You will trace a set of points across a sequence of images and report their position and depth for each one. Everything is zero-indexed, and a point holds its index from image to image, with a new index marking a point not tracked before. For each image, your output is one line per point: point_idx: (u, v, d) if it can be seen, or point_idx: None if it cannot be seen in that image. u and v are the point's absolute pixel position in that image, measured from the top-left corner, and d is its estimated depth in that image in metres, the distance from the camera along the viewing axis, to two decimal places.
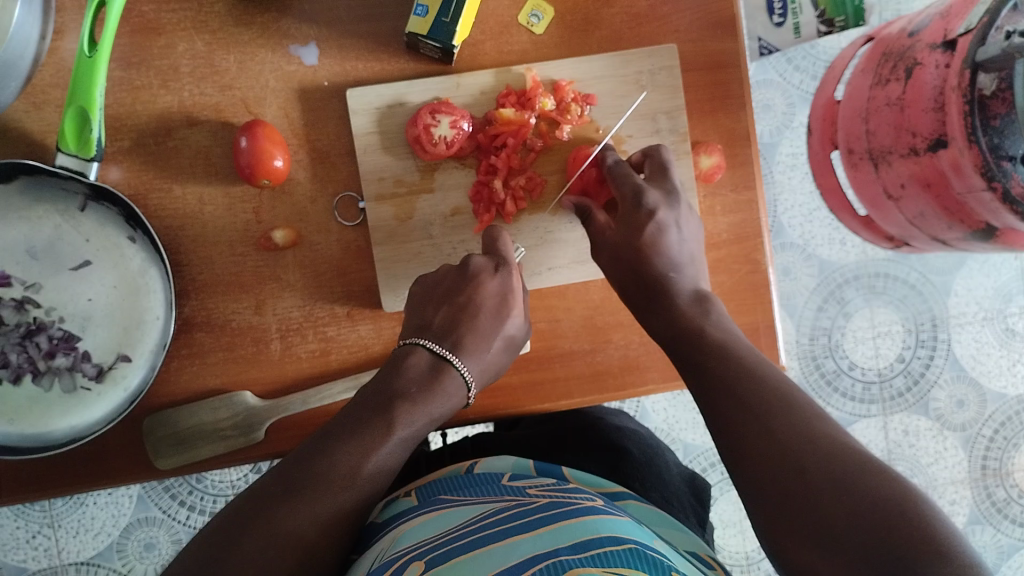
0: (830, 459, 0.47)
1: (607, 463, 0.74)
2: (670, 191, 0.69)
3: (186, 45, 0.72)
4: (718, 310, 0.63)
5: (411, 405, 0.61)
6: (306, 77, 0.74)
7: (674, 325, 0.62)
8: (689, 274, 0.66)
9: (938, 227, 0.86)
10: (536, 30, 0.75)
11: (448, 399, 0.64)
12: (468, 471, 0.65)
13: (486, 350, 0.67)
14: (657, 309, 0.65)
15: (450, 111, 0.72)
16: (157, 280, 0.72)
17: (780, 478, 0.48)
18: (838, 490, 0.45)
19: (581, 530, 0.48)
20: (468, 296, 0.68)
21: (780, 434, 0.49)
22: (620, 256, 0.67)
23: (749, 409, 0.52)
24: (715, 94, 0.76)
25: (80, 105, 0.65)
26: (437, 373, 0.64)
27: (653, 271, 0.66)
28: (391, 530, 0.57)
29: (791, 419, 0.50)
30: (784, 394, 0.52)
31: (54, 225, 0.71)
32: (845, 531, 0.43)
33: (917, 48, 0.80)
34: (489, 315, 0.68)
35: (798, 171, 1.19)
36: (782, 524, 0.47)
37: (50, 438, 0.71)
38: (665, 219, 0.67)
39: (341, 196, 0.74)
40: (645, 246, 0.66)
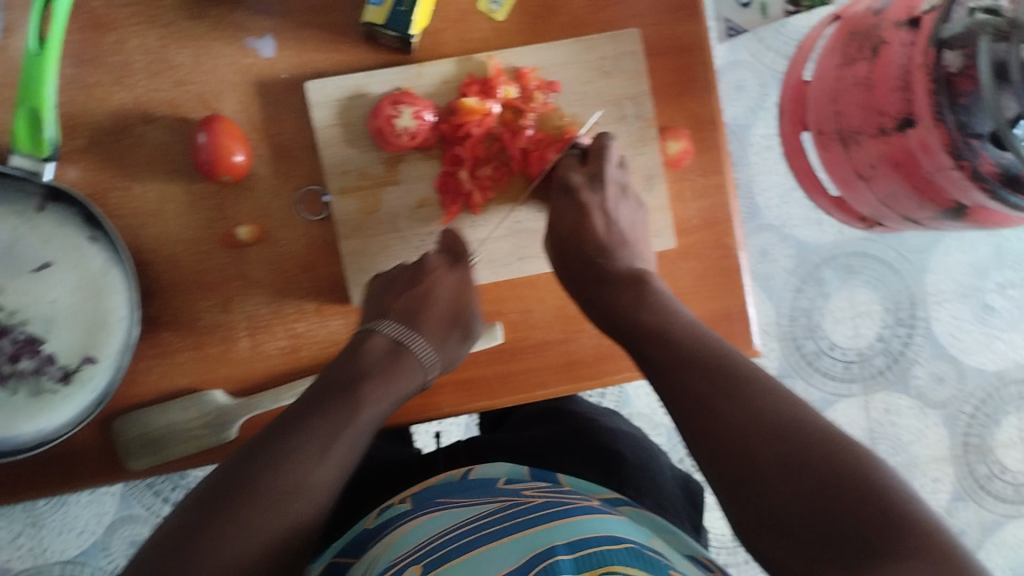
0: (774, 436, 0.46)
1: (601, 467, 0.74)
2: (597, 174, 0.71)
3: (138, 40, 0.71)
4: (654, 284, 0.64)
5: (374, 382, 0.63)
6: (263, 69, 0.73)
7: (611, 312, 0.63)
8: (619, 255, 0.69)
9: (910, 206, 0.86)
10: (498, 16, 0.74)
11: (408, 377, 0.66)
12: (462, 478, 0.64)
13: (444, 337, 0.70)
14: (595, 294, 0.66)
15: (412, 101, 0.71)
16: (119, 280, 0.71)
17: (731, 458, 0.48)
18: (789, 465, 0.45)
19: (578, 528, 0.48)
20: (427, 287, 0.70)
21: (725, 415, 0.49)
22: (556, 240, 0.70)
23: (693, 397, 0.51)
24: (681, 78, 0.76)
25: (31, 105, 0.64)
26: (396, 354, 0.67)
27: (585, 250, 0.69)
28: (385, 536, 0.57)
29: (734, 396, 0.49)
30: (731, 371, 0.51)
31: (13, 227, 0.70)
32: (804, 510, 0.44)
33: (883, 27, 0.80)
34: (447, 302, 0.70)
35: (773, 153, 1.19)
36: (747, 504, 0.46)
37: (18, 442, 0.69)
38: (589, 203, 0.70)
39: (305, 190, 0.73)
40: (573, 229, 0.70)
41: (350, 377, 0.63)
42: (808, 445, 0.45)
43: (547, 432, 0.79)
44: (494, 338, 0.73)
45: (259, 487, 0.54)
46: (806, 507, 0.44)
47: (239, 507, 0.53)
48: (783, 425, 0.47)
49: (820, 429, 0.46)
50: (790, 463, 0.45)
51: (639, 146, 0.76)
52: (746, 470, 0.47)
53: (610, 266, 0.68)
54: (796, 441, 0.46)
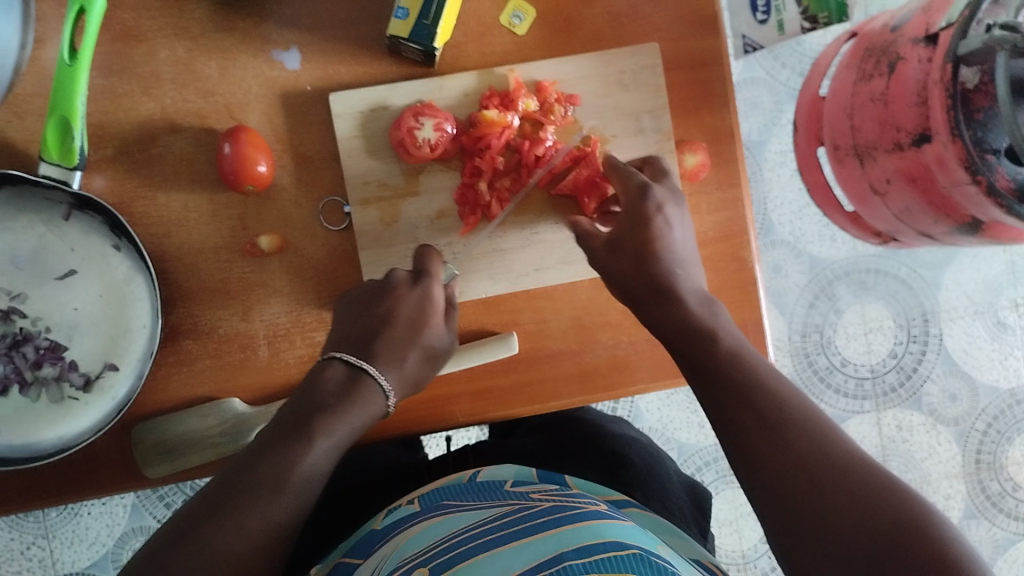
0: (838, 475, 0.47)
1: (608, 471, 0.74)
2: (676, 192, 0.68)
3: (167, 51, 0.72)
4: (722, 313, 0.61)
5: (327, 418, 0.57)
6: (289, 82, 0.74)
7: (682, 322, 0.60)
8: (692, 271, 0.65)
9: (924, 221, 0.86)
10: (518, 31, 0.75)
11: (368, 407, 0.59)
12: (470, 479, 0.64)
13: (404, 359, 0.63)
14: (662, 309, 0.62)
15: (433, 113, 0.72)
16: (143, 288, 0.72)
17: (793, 484, 0.48)
18: (857, 503, 0.45)
19: (585, 534, 0.48)
20: (388, 308, 0.64)
21: (793, 444, 0.49)
22: (625, 248, 0.65)
23: (755, 412, 0.52)
24: (699, 92, 0.76)
25: (61, 113, 0.65)
26: (352, 384, 0.59)
27: (657, 265, 0.64)
28: (394, 536, 0.58)
29: (805, 429, 0.50)
30: (783, 395, 0.52)
31: (39, 235, 0.71)
32: (863, 544, 0.44)
33: (900, 44, 0.81)
34: (408, 323, 0.64)
35: (787, 168, 1.19)
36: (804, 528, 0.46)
37: (38, 449, 0.70)
38: (670, 216, 0.66)
39: (325, 200, 0.74)
40: (647, 242, 0.64)
41: (301, 411, 0.57)
42: (868, 486, 0.46)
43: (554, 437, 0.79)
44: (509, 348, 0.73)
45: (242, 498, 0.52)
46: (868, 542, 0.44)
47: (229, 516, 0.51)
48: (853, 466, 0.47)
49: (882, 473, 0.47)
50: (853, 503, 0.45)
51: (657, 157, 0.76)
52: (809, 499, 0.47)
53: (685, 281, 0.63)
54: (846, 467, 0.47)
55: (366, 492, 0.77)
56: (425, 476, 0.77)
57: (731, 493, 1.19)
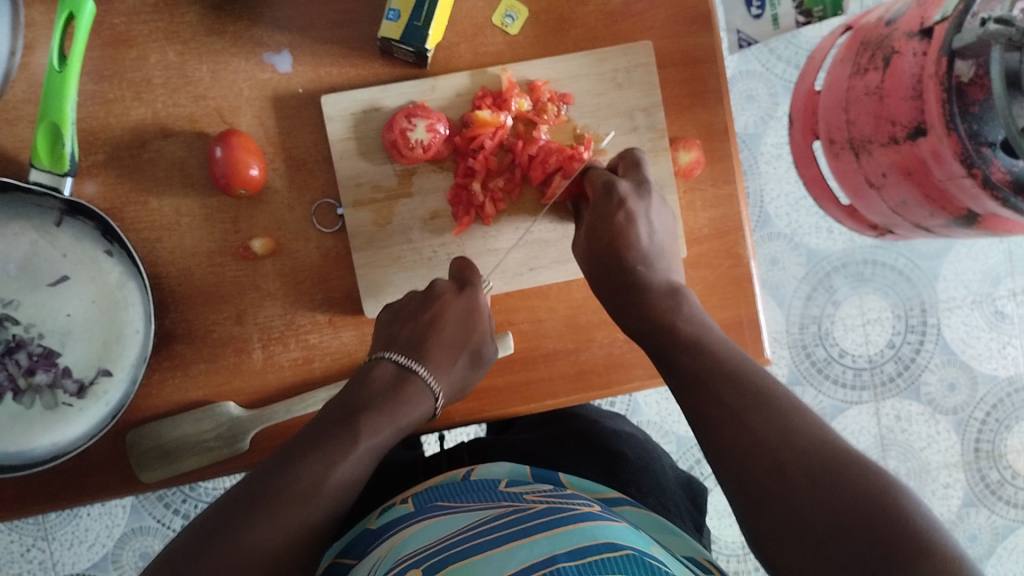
0: (799, 458, 0.46)
1: (604, 468, 0.74)
2: (642, 183, 0.69)
3: (158, 56, 0.72)
4: (689, 302, 0.62)
5: (377, 416, 0.60)
6: (280, 85, 0.73)
7: (645, 319, 0.62)
8: (657, 266, 0.67)
9: (921, 214, 0.86)
10: (511, 30, 0.74)
11: (414, 406, 0.63)
12: (464, 478, 0.65)
13: (453, 362, 0.67)
14: (631, 303, 0.64)
15: (425, 114, 0.72)
16: (135, 293, 0.71)
17: (759, 471, 0.47)
18: (820, 486, 0.45)
19: (579, 535, 0.48)
20: (434, 313, 0.68)
21: (752, 432, 0.49)
22: (595, 245, 0.67)
23: (725, 407, 0.51)
24: (692, 90, 0.76)
25: (50, 120, 0.64)
26: (401, 382, 0.64)
27: (623, 262, 0.66)
28: (389, 537, 0.58)
29: (768, 413, 0.49)
30: (759, 388, 0.51)
31: (30, 241, 0.70)
32: (828, 528, 0.43)
33: (895, 37, 0.80)
34: (455, 327, 0.67)
35: (783, 161, 1.19)
36: (771, 515, 0.46)
37: (33, 456, 0.70)
38: (635, 210, 0.67)
39: (318, 203, 0.74)
40: (614, 236, 0.66)
41: (356, 406, 0.61)
42: (829, 466, 0.45)
43: (548, 435, 0.79)
44: (506, 349, 0.73)
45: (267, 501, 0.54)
46: (837, 529, 0.43)
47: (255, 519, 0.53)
48: (814, 447, 0.47)
49: (843, 450, 0.46)
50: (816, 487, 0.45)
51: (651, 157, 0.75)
52: (774, 487, 0.46)
53: (648, 277, 0.65)
54: (817, 461, 0.46)
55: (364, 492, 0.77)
56: (421, 475, 0.77)
57: None
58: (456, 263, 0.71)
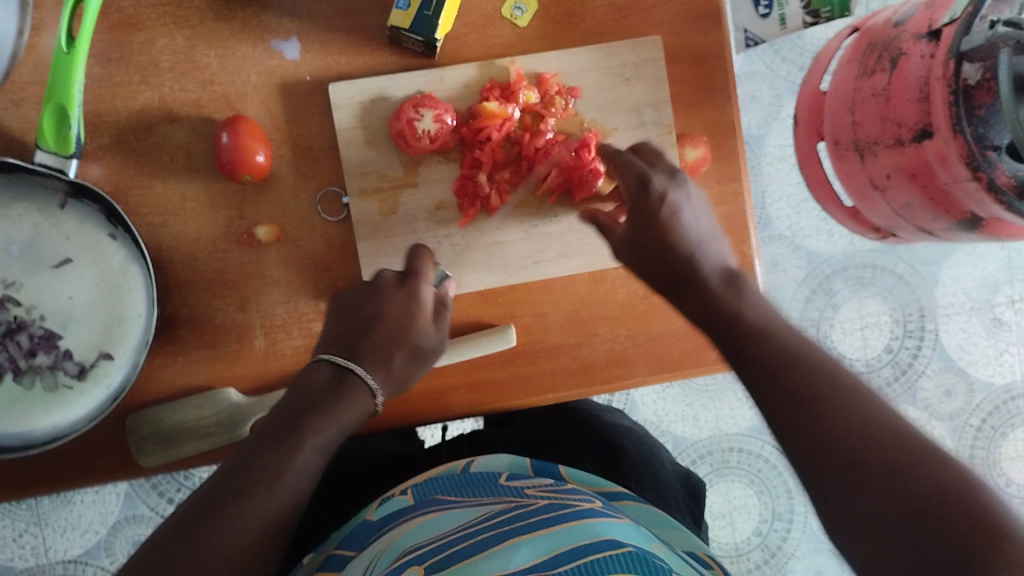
0: (872, 452, 0.46)
1: (603, 460, 0.74)
2: (675, 174, 0.66)
3: (165, 40, 0.72)
4: (751, 288, 0.60)
5: (316, 419, 0.56)
6: (288, 72, 0.73)
7: (706, 307, 0.60)
8: (711, 249, 0.64)
9: (925, 217, 0.86)
10: (520, 23, 0.74)
11: (352, 407, 0.57)
12: (463, 470, 0.64)
13: (390, 360, 0.61)
14: (692, 297, 0.62)
15: (433, 105, 0.71)
16: (139, 277, 0.71)
17: (830, 462, 0.47)
18: (893, 477, 0.44)
19: (582, 532, 0.48)
20: (374, 309, 0.62)
21: (821, 422, 0.49)
22: (641, 245, 0.65)
23: (795, 399, 0.50)
24: (700, 87, 0.76)
25: (57, 102, 0.64)
26: (335, 385, 0.58)
27: (677, 255, 0.63)
28: (389, 530, 0.57)
29: (837, 403, 0.49)
30: (829, 376, 0.50)
31: (34, 223, 0.70)
32: (901, 520, 0.43)
33: (902, 39, 0.80)
34: (394, 323, 0.62)
35: (785, 163, 1.19)
36: (845, 507, 0.46)
37: (31, 438, 0.70)
38: (677, 201, 0.64)
39: (324, 191, 0.74)
40: (662, 232, 0.64)
41: (293, 412, 0.56)
42: (905, 461, 0.44)
43: (547, 428, 0.79)
44: (506, 341, 0.73)
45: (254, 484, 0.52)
46: (914, 517, 0.43)
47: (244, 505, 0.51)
48: (888, 440, 0.46)
49: (924, 444, 0.45)
50: (887, 480, 0.44)
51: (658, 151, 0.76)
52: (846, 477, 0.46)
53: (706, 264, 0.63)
54: (893, 452, 0.45)
55: (362, 483, 0.77)
56: (421, 465, 0.77)
57: (724, 486, 1.19)
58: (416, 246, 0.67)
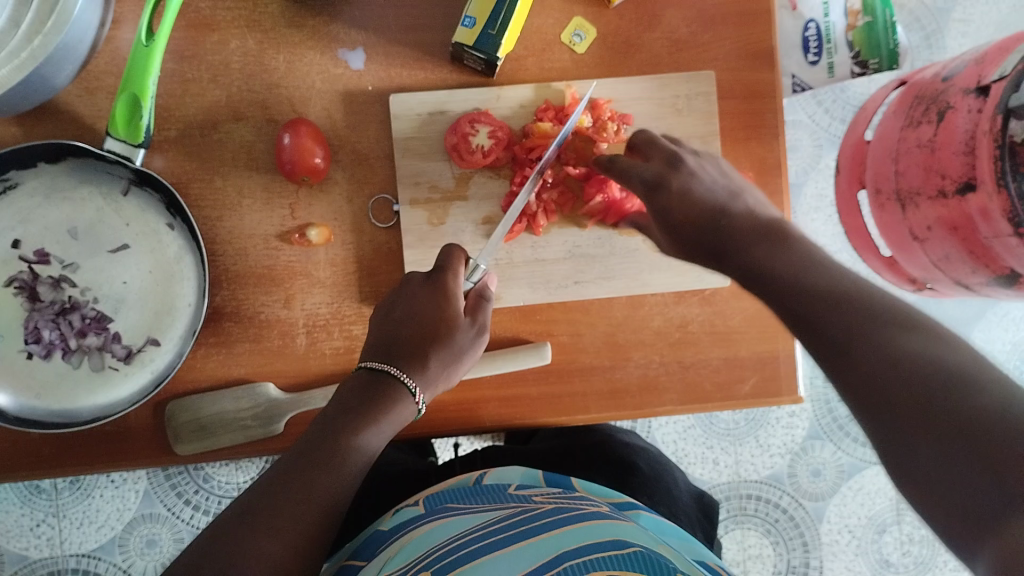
0: (910, 383, 0.43)
1: (615, 476, 0.74)
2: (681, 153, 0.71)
3: (238, 42, 0.75)
4: (791, 238, 0.62)
5: (356, 417, 0.59)
6: (352, 81, 0.76)
7: (749, 263, 0.61)
8: (738, 208, 0.67)
9: (962, 270, 0.86)
10: (578, 49, 0.77)
11: (390, 406, 0.60)
12: (477, 481, 0.64)
13: (427, 363, 0.64)
14: (719, 251, 0.65)
15: (489, 120, 0.74)
16: (191, 268, 0.74)
17: (879, 400, 0.45)
18: (930, 408, 0.42)
19: (587, 533, 0.49)
20: (401, 309, 0.65)
21: (863, 368, 0.47)
22: (662, 209, 0.69)
23: (839, 351, 0.49)
24: (749, 123, 0.78)
25: (132, 92, 0.67)
26: (372, 387, 0.61)
27: (700, 216, 0.67)
28: (399, 537, 0.58)
29: (873, 344, 0.47)
30: (869, 317, 0.49)
31: (96, 208, 0.73)
32: (943, 450, 0.40)
33: (951, 92, 0.81)
34: (425, 314, 0.65)
35: (822, 214, 1.20)
36: (890, 442, 0.43)
37: (74, 416, 0.72)
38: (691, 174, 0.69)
39: (376, 198, 0.76)
40: (680, 199, 0.68)
41: (334, 411, 0.59)
42: (941, 390, 0.42)
43: (562, 446, 0.79)
44: (542, 357, 0.74)
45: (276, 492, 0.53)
46: (953, 450, 0.40)
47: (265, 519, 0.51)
48: (927, 371, 0.43)
49: (963, 369, 0.42)
50: (927, 414, 0.42)
51: None
52: (892, 416, 0.44)
53: (738, 221, 0.66)
54: (933, 384, 0.42)
55: (386, 490, 0.78)
56: (435, 477, 0.78)
57: (740, 533, 1.18)
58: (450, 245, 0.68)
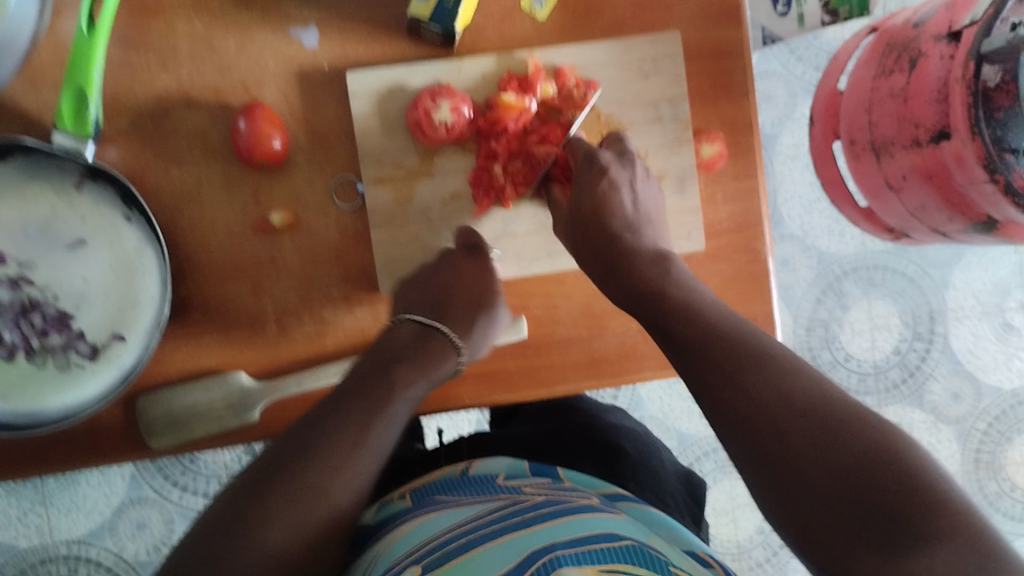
0: (803, 416, 0.47)
1: (601, 461, 0.73)
2: (625, 153, 0.71)
3: (185, 26, 0.72)
4: (677, 267, 0.63)
5: (410, 366, 0.64)
6: (306, 59, 0.73)
7: (634, 288, 0.62)
8: (645, 233, 0.68)
9: (939, 219, 0.85)
10: (539, 16, 0.74)
11: (441, 360, 0.66)
12: (463, 473, 0.63)
13: (471, 322, 0.70)
14: (618, 274, 0.64)
15: (451, 95, 0.72)
16: (151, 261, 0.71)
17: (759, 436, 0.48)
18: (822, 443, 0.46)
19: (581, 525, 0.48)
20: (445, 280, 0.71)
21: (752, 395, 0.49)
22: (576, 220, 0.68)
23: (725, 370, 0.51)
24: (719, 82, 0.76)
25: (76, 85, 0.64)
26: (423, 340, 0.67)
27: (607, 228, 0.67)
28: (387, 534, 0.57)
29: (765, 373, 0.50)
30: (756, 348, 0.52)
31: (49, 203, 0.70)
32: (836, 492, 0.44)
33: (922, 39, 0.80)
34: (469, 287, 0.71)
35: (799, 163, 1.19)
36: (771, 472, 0.47)
37: (42, 416, 0.70)
38: (618, 178, 0.69)
39: (339, 179, 0.74)
40: (597, 206, 0.67)
41: (392, 356, 0.64)
42: (829, 427, 0.46)
43: (550, 428, 0.78)
44: (518, 332, 0.73)
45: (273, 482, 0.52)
46: (843, 480, 0.44)
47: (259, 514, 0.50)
48: (812, 407, 0.47)
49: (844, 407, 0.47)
50: (818, 449, 0.46)
51: (675, 146, 0.76)
52: (779, 456, 0.46)
53: (635, 244, 0.66)
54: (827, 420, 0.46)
55: None
56: (421, 468, 0.76)
57: (730, 484, 1.19)
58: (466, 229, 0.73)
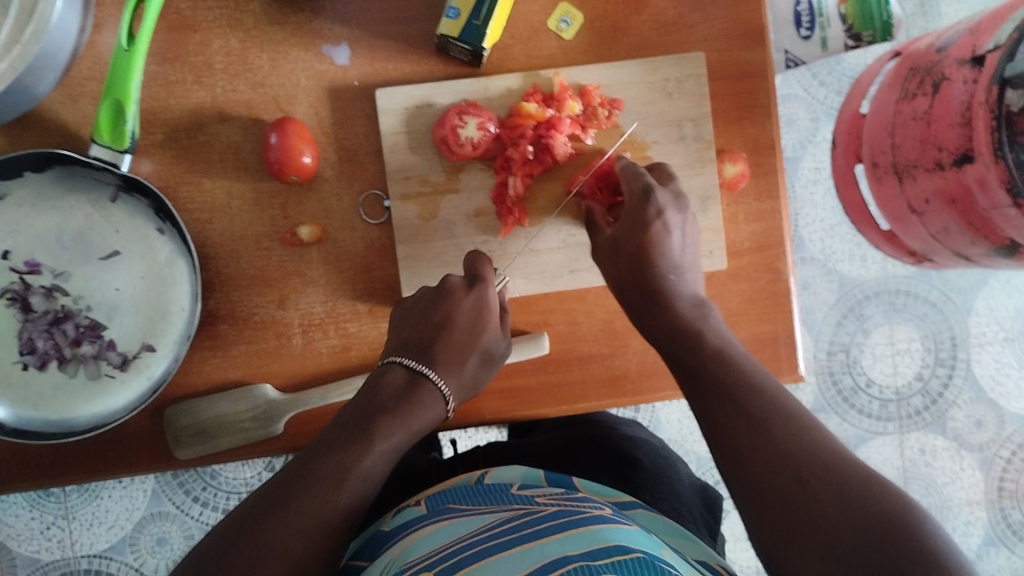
0: (821, 467, 0.47)
1: (617, 473, 0.74)
2: (681, 195, 0.71)
3: (221, 42, 0.74)
4: (715, 316, 0.64)
5: (391, 419, 0.59)
6: (337, 76, 0.75)
7: (671, 325, 0.63)
8: (687, 276, 0.68)
9: (962, 242, 0.85)
10: (566, 36, 0.76)
11: (426, 410, 0.62)
12: (478, 481, 0.64)
13: (462, 363, 0.66)
14: (656, 310, 0.65)
15: (477, 112, 0.73)
16: (183, 272, 0.73)
17: (772, 482, 0.48)
18: (834, 494, 0.46)
19: (590, 538, 0.48)
20: (444, 313, 0.66)
21: (775, 437, 0.50)
22: (622, 250, 0.69)
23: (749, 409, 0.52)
24: (741, 103, 0.77)
25: (114, 97, 0.66)
26: (413, 388, 0.62)
27: (654, 269, 0.67)
28: (402, 538, 0.57)
29: (791, 426, 0.51)
30: (775, 402, 0.53)
31: (85, 215, 0.72)
32: (845, 537, 0.44)
33: (945, 64, 0.80)
34: (465, 328, 0.66)
35: (821, 186, 1.19)
36: (778, 513, 0.47)
37: (72, 425, 0.72)
38: (671, 220, 0.68)
39: (366, 194, 0.75)
40: (645, 245, 0.67)
41: (371, 408, 0.60)
42: (838, 481, 0.46)
43: (568, 438, 0.79)
44: (540, 348, 0.73)
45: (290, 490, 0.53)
46: (845, 529, 0.44)
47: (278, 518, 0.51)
48: (833, 461, 0.48)
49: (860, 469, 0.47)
50: (829, 496, 0.46)
51: (696, 166, 0.76)
52: (791, 493, 0.47)
53: (678, 287, 0.67)
54: (842, 474, 0.47)
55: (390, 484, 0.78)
56: (436, 476, 0.77)
57: None
58: (476, 257, 0.71)
